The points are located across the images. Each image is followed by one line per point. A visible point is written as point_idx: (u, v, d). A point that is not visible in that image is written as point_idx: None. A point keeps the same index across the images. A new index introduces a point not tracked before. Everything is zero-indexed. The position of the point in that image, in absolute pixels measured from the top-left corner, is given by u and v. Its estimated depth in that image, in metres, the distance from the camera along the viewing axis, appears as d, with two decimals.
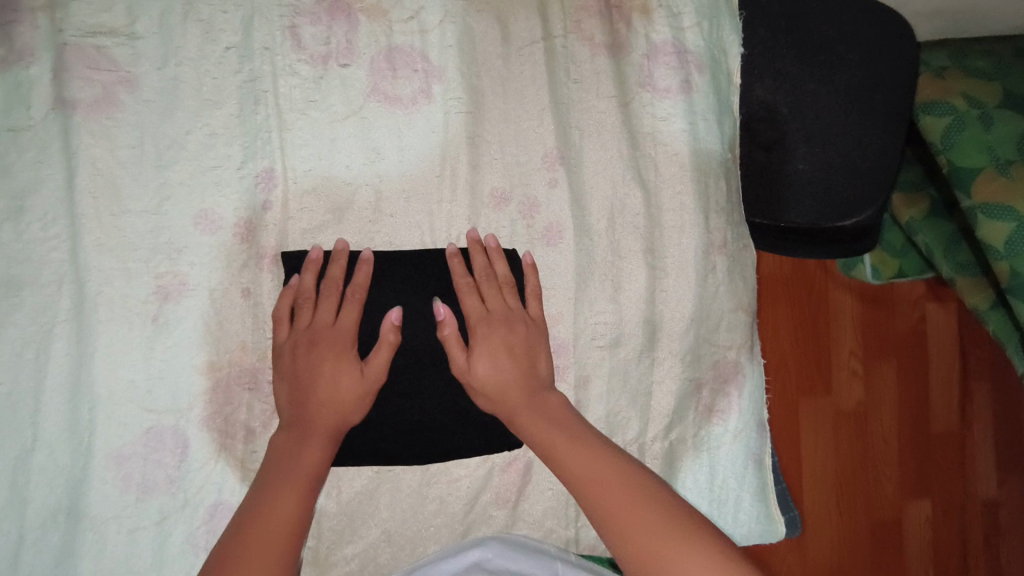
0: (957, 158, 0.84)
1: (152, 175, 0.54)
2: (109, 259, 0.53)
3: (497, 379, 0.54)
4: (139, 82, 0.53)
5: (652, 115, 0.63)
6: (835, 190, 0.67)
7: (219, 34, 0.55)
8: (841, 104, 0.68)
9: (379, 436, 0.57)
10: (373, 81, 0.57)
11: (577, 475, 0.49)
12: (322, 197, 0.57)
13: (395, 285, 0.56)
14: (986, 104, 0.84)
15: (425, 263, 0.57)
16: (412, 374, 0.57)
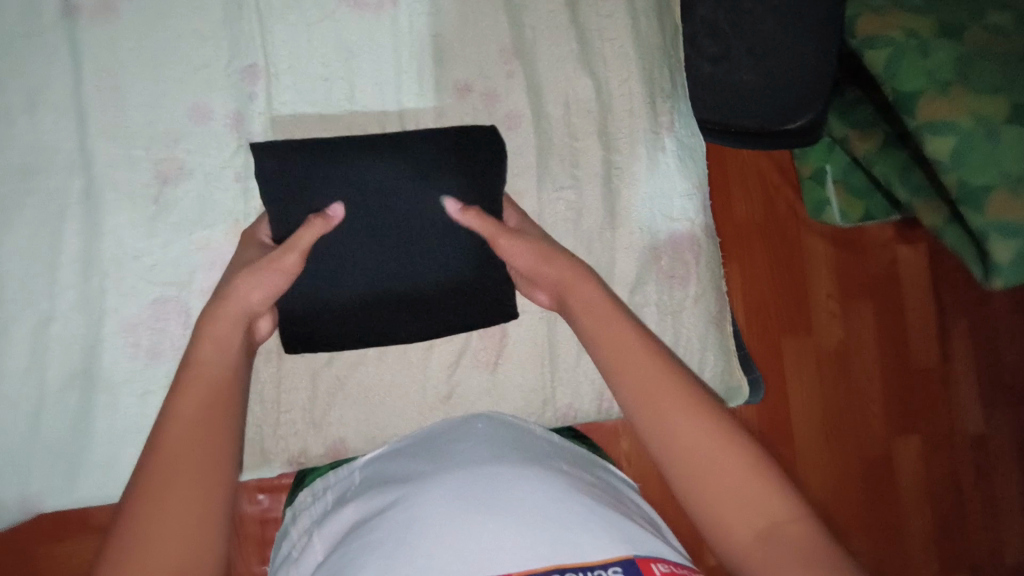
0: (899, 85, 0.85)
1: (150, 72, 0.60)
2: (114, 148, 0.59)
3: (553, 256, 0.56)
4: None
5: (596, 13, 0.69)
6: (778, 95, 0.78)
7: None
8: (776, 19, 0.76)
9: (373, 313, 0.61)
10: None
11: (612, 346, 0.50)
12: (302, 91, 0.63)
13: (366, 165, 0.58)
14: (923, 35, 0.85)
15: (402, 145, 0.60)
16: (396, 255, 0.60)
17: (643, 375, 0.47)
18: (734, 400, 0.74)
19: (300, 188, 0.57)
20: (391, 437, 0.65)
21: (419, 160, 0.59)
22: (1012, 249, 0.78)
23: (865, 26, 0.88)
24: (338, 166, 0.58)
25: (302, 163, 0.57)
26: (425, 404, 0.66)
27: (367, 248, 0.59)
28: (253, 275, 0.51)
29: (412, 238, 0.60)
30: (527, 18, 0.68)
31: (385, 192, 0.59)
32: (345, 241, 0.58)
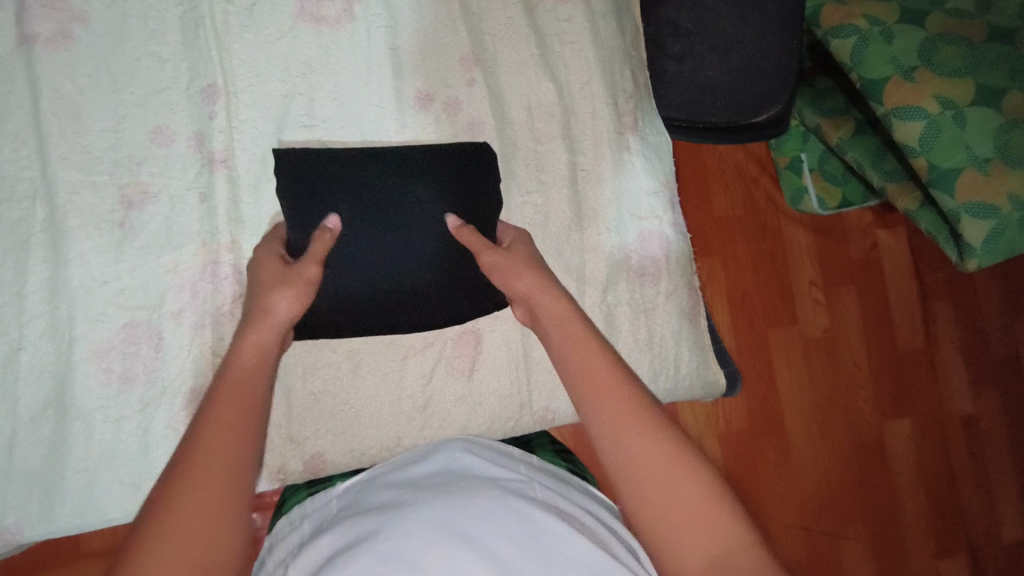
0: (866, 72, 0.85)
1: (109, 97, 0.60)
2: (77, 174, 0.59)
3: (525, 270, 0.56)
4: (90, 19, 0.59)
5: (554, 17, 0.70)
6: (742, 91, 0.79)
7: None
8: (737, 15, 0.76)
9: (382, 317, 0.63)
10: (298, 4, 0.64)
11: (581, 369, 0.50)
12: (262, 110, 0.63)
13: (378, 176, 0.63)
14: (885, 22, 0.85)
15: (398, 156, 0.63)
16: (396, 251, 0.62)
17: (609, 401, 0.48)
18: (710, 393, 0.74)
19: (309, 194, 0.60)
20: (369, 449, 0.65)
21: (417, 163, 0.64)
22: (984, 229, 0.80)
23: (830, 14, 0.88)
24: (338, 175, 0.61)
25: (317, 173, 0.61)
26: (401, 414, 0.66)
27: (371, 243, 0.62)
28: (282, 287, 0.53)
29: (414, 231, 0.63)
30: (485, 25, 0.68)
31: (387, 192, 0.62)
32: (350, 249, 0.61)
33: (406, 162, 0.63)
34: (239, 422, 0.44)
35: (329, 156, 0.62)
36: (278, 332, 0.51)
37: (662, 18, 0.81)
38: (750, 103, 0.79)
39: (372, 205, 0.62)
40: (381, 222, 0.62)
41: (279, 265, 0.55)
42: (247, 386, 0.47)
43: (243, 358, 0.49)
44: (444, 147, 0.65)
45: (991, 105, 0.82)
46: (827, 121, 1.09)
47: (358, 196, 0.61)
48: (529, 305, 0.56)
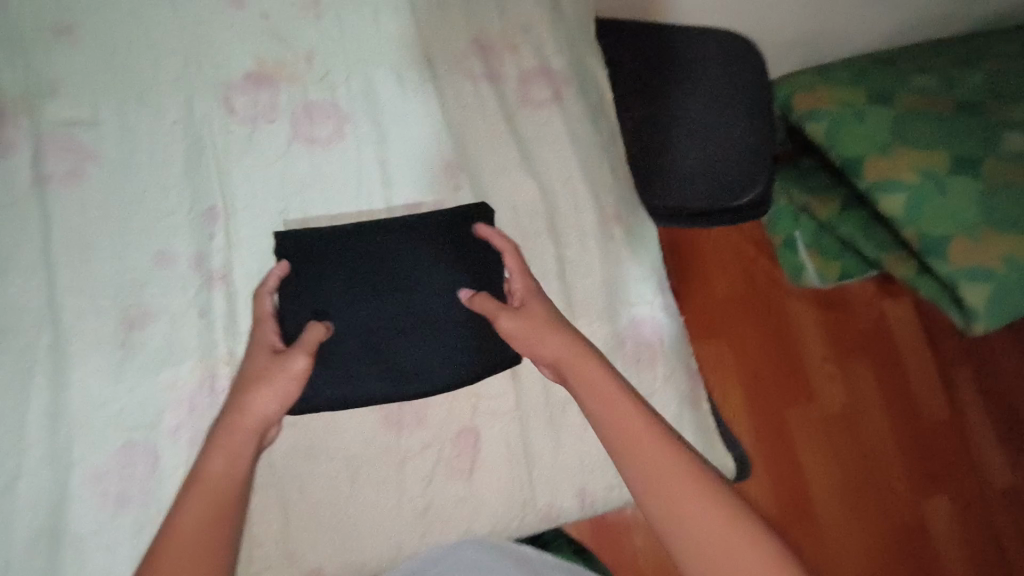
0: None
1: (116, 226, 0.64)
2: (81, 300, 0.62)
3: (544, 330, 0.59)
4: (102, 157, 0.66)
5: (532, 124, 0.75)
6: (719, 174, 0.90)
7: (167, 112, 0.68)
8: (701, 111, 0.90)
9: (381, 382, 0.64)
10: (293, 129, 0.70)
11: (618, 440, 0.53)
12: (259, 228, 0.67)
13: (380, 240, 0.66)
14: None
15: (400, 220, 0.67)
16: (393, 316, 0.65)
17: (658, 469, 0.51)
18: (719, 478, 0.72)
19: (313, 259, 0.65)
20: (368, 560, 0.64)
21: (409, 229, 0.67)
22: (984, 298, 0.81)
23: None
24: (339, 243, 0.65)
25: (323, 241, 0.65)
26: (400, 521, 0.64)
27: (368, 311, 0.65)
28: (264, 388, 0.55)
29: (410, 294, 0.66)
30: (468, 136, 0.73)
31: (384, 260, 0.66)
32: (351, 311, 0.64)
33: (402, 229, 0.67)
34: (210, 525, 0.50)
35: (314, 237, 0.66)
36: (254, 430, 0.55)
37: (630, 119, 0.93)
38: (730, 186, 0.89)
39: (374, 266, 0.66)
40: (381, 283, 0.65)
41: (266, 356, 0.58)
42: (222, 486, 0.52)
43: (214, 463, 0.53)
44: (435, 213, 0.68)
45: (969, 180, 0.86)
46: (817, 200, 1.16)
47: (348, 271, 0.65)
48: (557, 365, 0.59)
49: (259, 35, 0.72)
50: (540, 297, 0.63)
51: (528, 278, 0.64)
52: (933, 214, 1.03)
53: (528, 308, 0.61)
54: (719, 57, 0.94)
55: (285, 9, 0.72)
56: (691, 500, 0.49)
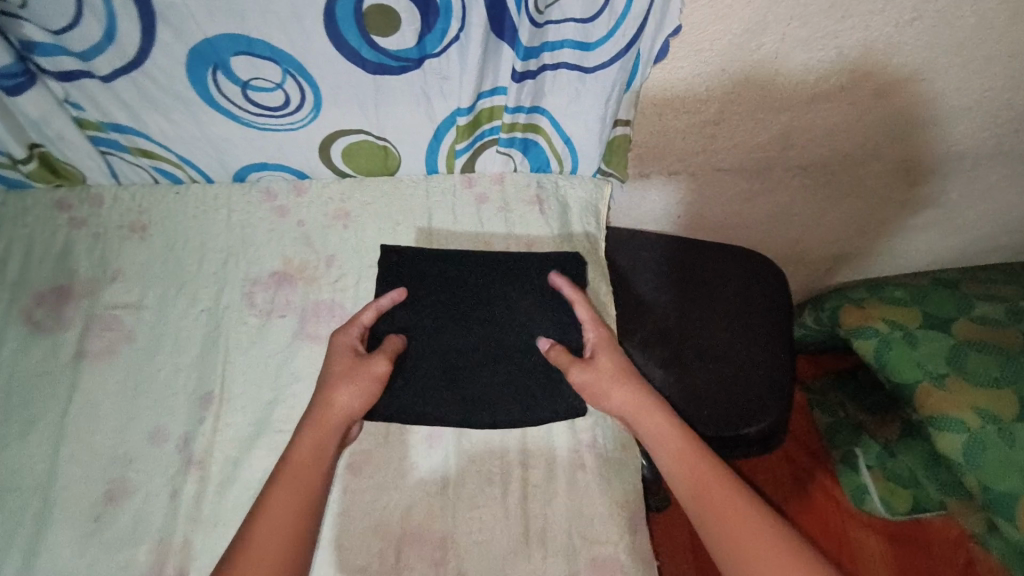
0: (894, 372, 1.11)
1: (127, 401, 0.73)
2: (78, 468, 0.69)
3: (617, 381, 0.71)
4: (136, 338, 0.76)
5: None
6: (726, 398, 0.90)
7: (199, 302, 0.79)
8: (725, 331, 0.95)
9: (461, 400, 0.74)
10: (300, 324, 0.78)
11: (687, 480, 0.65)
12: (248, 416, 0.72)
13: (480, 272, 0.80)
14: (906, 326, 1.13)
15: (497, 261, 0.81)
16: (477, 349, 0.77)
17: (729, 522, 0.62)
18: None
19: (425, 279, 0.80)
20: None
21: (506, 258, 0.81)
22: None
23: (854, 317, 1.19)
24: (439, 267, 0.80)
25: (431, 268, 0.80)
26: None
27: (454, 338, 0.77)
28: (351, 386, 0.69)
29: (490, 327, 0.78)
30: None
31: (474, 293, 0.79)
32: (443, 335, 0.77)
33: (504, 264, 0.80)
34: (285, 524, 0.61)
35: (431, 263, 0.80)
36: (337, 426, 0.67)
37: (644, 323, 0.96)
38: (735, 417, 0.89)
39: (466, 297, 0.79)
40: (470, 314, 0.78)
41: (349, 357, 0.72)
42: (309, 480, 0.64)
43: (301, 450, 0.65)
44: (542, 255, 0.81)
45: (1005, 438, 0.98)
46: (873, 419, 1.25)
47: (443, 290, 0.79)
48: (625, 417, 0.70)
49: (293, 242, 0.83)
50: (611, 350, 0.74)
51: (601, 330, 0.75)
52: (998, 471, 0.97)
53: (597, 363, 0.72)
54: (733, 287, 0.98)
55: (319, 221, 0.85)
56: (740, 522, 0.61)
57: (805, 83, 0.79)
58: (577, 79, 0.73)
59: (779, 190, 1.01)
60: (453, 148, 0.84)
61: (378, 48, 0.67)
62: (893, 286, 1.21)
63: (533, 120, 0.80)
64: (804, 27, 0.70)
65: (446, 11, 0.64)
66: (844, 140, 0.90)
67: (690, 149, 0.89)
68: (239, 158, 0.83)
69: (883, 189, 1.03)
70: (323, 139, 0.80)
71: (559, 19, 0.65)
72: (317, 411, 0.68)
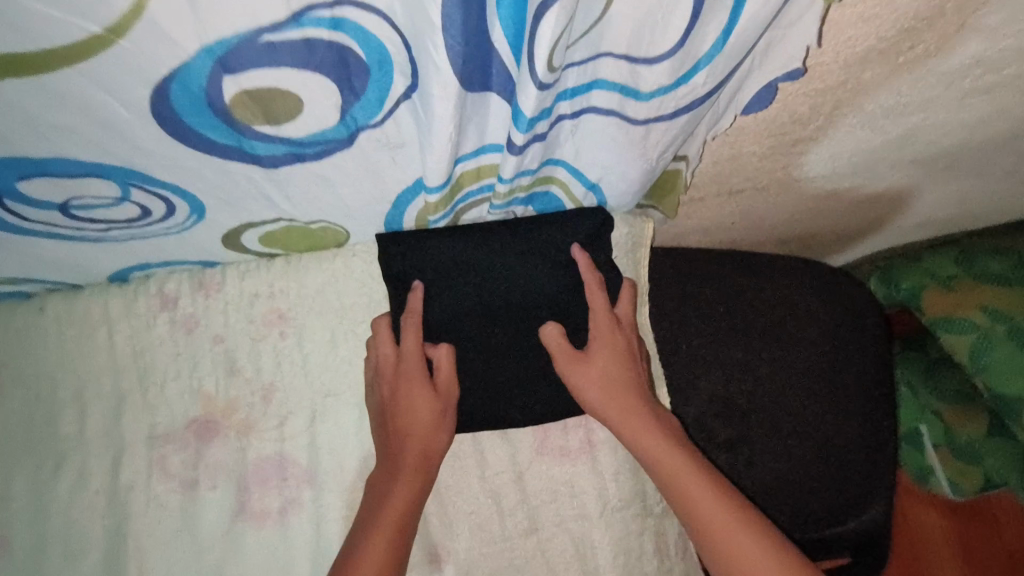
0: (994, 380, 0.92)
1: None
2: None
3: (603, 369, 0.55)
4: (11, 544, 0.55)
5: (550, 482, 0.59)
6: (819, 492, 0.71)
7: (91, 479, 0.57)
8: (813, 398, 0.72)
9: (473, 399, 0.56)
10: (239, 498, 0.56)
11: (681, 496, 0.51)
12: None
13: (496, 248, 0.55)
14: (1010, 317, 0.92)
15: (517, 228, 0.56)
16: (491, 337, 0.56)
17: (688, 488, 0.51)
18: None
19: (431, 269, 0.55)
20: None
21: (527, 224, 0.56)
22: None
23: (936, 304, 0.97)
24: (444, 247, 0.55)
25: (433, 251, 0.55)
26: None
27: (468, 334, 0.56)
28: (439, 423, 0.54)
29: (506, 311, 0.56)
30: (459, 504, 0.58)
31: (487, 271, 0.55)
32: (453, 335, 0.56)
33: (522, 229, 0.56)
34: None
35: (438, 249, 0.55)
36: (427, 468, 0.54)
37: (703, 391, 0.72)
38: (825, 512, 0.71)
39: (475, 279, 0.55)
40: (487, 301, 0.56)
41: (422, 387, 0.54)
42: (404, 517, 0.52)
43: (399, 494, 0.52)
44: (568, 216, 0.56)
45: None
46: (955, 407, 1.07)
47: (450, 277, 0.55)
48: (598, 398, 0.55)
49: (210, 371, 0.58)
50: (602, 332, 0.56)
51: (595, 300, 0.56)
52: None
53: (594, 357, 0.55)
54: (814, 321, 0.74)
55: (244, 333, 0.59)
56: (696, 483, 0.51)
57: (960, 83, 0.51)
58: (613, 129, 0.44)
59: (879, 184, 0.73)
60: (424, 218, 0.56)
61: (273, 138, 0.39)
62: (981, 253, 0.99)
63: (549, 172, 0.52)
64: (999, 11, 0.42)
65: (380, 66, 0.35)
66: (988, 130, 0.63)
67: (769, 168, 0.62)
68: (103, 263, 0.55)
69: (1013, 165, 0.77)
70: (225, 233, 0.53)
71: (586, 59, 0.37)
72: (400, 442, 0.54)
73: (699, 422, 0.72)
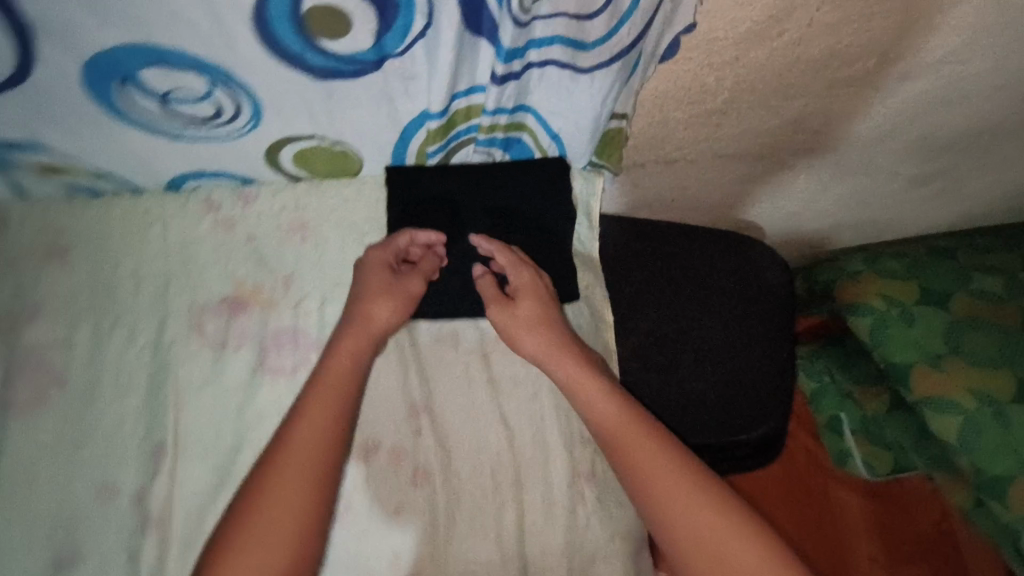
0: (890, 354, 1.06)
1: (65, 455, 0.66)
2: (19, 534, 0.64)
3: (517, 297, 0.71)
4: (70, 382, 0.68)
5: (510, 361, 0.73)
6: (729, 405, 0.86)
7: (139, 336, 0.70)
8: (724, 332, 0.88)
9: (457, 293, 0.74)
10: (260, 357, 0.70)
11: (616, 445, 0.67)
12: (211, 467, 0.67)
13: (478, 180, 0.75)
14: (903, 302, 1.08)
15: (493, 168, 0.75)
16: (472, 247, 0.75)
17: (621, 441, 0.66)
18: None
19: (429, 194, 0.74)
20: None
21: (500, 166, 0.76)
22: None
23: (846, 291, 1.12)
24: (439, 178, 0.74)
25: (430, 181, 0.74)
26: None
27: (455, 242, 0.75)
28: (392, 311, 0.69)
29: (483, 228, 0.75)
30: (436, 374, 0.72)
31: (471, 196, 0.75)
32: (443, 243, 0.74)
33: (498, 169, 0.75)
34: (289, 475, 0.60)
35: (435, 179, 0.74)
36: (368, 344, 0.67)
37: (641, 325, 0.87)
38: (735, 422, 0.86)
39: (462, 203, 0.75)
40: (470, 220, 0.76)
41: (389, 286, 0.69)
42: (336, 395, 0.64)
43: (335, 372, 0.65)
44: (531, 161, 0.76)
45: (1001, 422, 0.98)
46: (864, 390, 1.23)
47: (443, 200, 0.74)
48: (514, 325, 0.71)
49: (244, 260, 0.73)
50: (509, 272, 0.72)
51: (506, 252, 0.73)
52: (990, 454, 0.97)
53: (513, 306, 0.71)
54: (727, 273, 0.90)
55: (271, 234, 0.74)
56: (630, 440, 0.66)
57: (826, 71, 0.70)
58: (568, 76, 0.62)
59: (788, 170, 0.92)
60: (423, 149, 0.73)
61: (325, 53, 0.55)
62: (885, 254, 1.15)
63: (518, 117, 0.69)
64: (836, 10, 0.61)
65: (408, 4, 0.52)
66: (863, 122, 0.81)
67: (691, 139, 0.80)
68: (167, 165, 0.70)
69: (896, 166, 0.95)
70: (268, 145, 0.68)
71: (548, 15, 0.54)
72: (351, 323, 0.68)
73: (635, 347, 0.86)
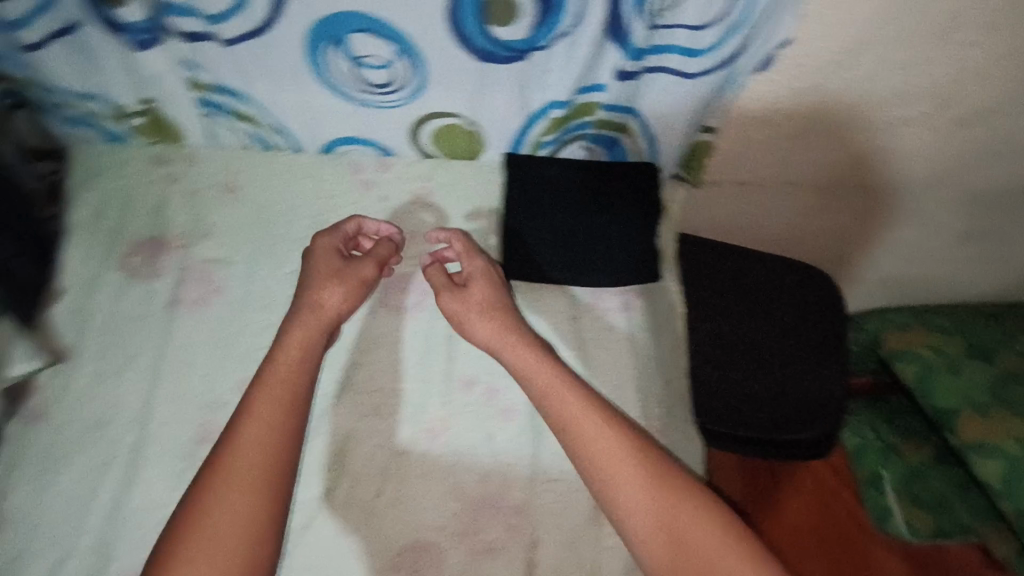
0: (936, 398, 1.10)
1: (215, 350, 0.77)
2: (168, 409, 0.74)
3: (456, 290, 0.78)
4: (227, 292, 0.81)
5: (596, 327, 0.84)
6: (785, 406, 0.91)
7: (289, 264, 0.83)
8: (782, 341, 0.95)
9: (552, 263, 0.86)
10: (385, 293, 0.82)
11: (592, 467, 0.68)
12: (334, 376, 0.77)
13: (578, 173, 0.88)
14: (949, 354, 1.13)
15: (593, 164, 0.89)
16: (569, 227, 0.87)
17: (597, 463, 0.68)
18: None
19: (537, 179, 0.88)
20: None
21: (598, 164, 0.89)
22: None
23: (896, 340, 1.18)
24: (546, 168, 0.88)
25: (539, 169, 0.88)
26: None
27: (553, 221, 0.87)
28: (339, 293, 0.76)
29: (579, 211, 0.88)
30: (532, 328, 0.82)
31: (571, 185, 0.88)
32: (544, 220, 0.87)
33: (596, 166, 0.89)
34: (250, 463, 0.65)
35: (543, 168, 0.88)
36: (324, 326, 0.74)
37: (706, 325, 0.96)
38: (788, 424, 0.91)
39: (563, 189, 0.88)
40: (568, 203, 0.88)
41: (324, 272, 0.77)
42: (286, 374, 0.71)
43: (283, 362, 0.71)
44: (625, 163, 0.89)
45: None
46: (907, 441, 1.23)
47: (547, 185, 0.88)
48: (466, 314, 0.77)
49: (379, 214, 0.86)
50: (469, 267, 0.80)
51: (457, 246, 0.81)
52: None
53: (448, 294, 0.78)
54: (785, 291, 0.98)
55: (402, 197, 0.88)
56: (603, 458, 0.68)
57: (892, 104, 0.82)
58: (675, 82, 0.77)
59: (849, 208, 1.02)
60: (539, 140, 0.87)
61: (489, 39, 0.71)
62: (935, 315, 1.21)
63: (624, 120, 0.84)
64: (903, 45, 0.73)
65: (562, 4, 0.67)
66: (920, 163, 0.92)
67: (766, 162, 0.92)
68: (333, 129, 0.86)
69: (949, 216, 1.05)
70: (413, 119, 0.84)
71: (669, 25, 0.69)
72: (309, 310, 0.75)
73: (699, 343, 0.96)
